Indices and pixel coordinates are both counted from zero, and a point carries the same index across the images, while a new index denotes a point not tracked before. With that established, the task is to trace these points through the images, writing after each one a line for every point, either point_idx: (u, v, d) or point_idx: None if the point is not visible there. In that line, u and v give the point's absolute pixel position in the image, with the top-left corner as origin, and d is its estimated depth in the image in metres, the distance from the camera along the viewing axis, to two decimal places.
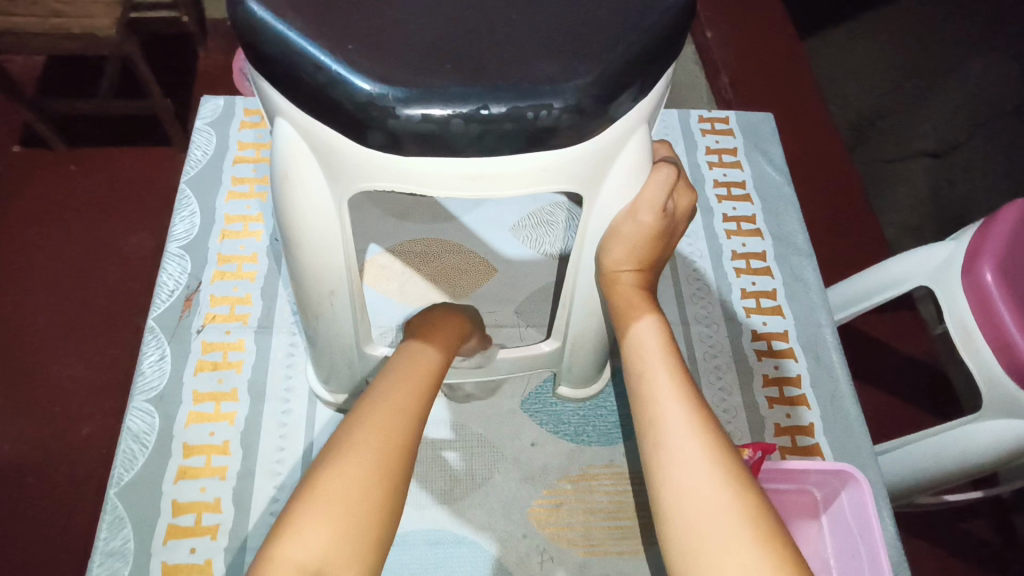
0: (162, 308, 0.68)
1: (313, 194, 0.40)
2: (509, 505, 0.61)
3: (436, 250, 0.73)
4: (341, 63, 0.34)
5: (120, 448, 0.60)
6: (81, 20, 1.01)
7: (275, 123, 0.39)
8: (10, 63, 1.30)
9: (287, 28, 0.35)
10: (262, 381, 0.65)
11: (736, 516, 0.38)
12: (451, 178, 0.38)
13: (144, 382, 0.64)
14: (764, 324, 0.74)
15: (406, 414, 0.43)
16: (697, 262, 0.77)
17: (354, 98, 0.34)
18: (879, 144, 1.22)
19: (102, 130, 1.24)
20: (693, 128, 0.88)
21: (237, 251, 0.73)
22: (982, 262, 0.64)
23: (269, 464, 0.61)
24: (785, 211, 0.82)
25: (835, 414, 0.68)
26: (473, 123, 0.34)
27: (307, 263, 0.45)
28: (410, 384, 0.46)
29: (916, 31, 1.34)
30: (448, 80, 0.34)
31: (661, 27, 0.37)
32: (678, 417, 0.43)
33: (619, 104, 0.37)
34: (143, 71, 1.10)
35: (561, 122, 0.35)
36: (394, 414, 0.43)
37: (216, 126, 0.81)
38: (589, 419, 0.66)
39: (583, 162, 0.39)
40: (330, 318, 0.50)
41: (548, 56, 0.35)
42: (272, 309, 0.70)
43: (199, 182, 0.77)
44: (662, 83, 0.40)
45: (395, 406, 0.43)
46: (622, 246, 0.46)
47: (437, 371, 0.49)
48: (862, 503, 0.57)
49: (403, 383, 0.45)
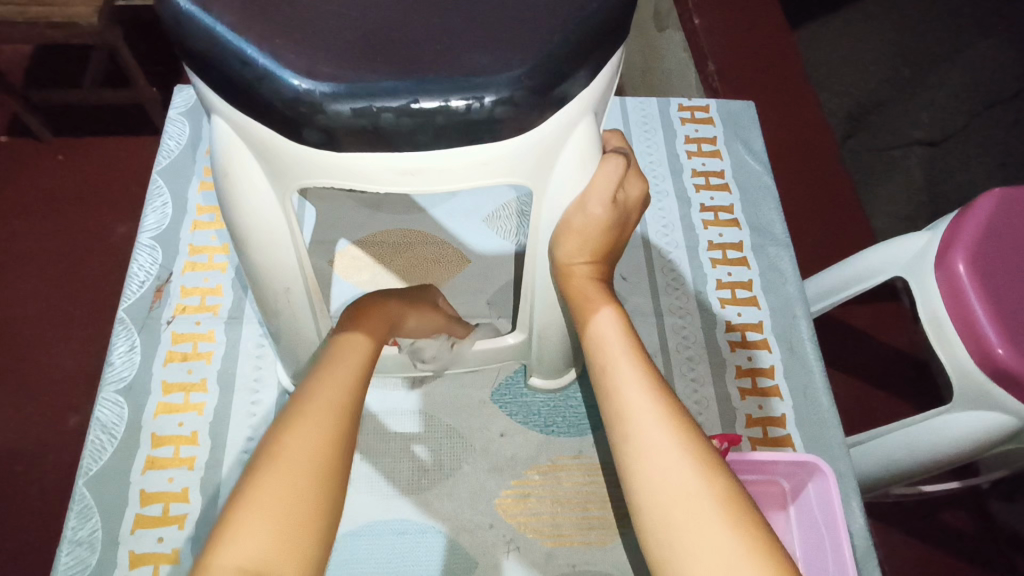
0: (133, 298, 0.68)
1: (256, 187, 0.40)
2: (476, 495, 0.61)
3: (410, 241, 0.73)
4: (270, 58, 0.34)
5: (88, 439, 0.61)
6: (63, 9, 0.99)
7: (215, 117, 0.38)
8: None
9: (215, 22, 0.34)
10: (231, 372, 0.65)
11: (709, 501, 0.38)
12: (392, 173, 0.37)
13: (113, 372, 0.64)
14: (738, 315, 0.73)
15: (339, 414, 0.42)
16: (672, 253, 0.77)
17: (283, 94, 0.34)
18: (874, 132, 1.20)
19: (88, 120, 1.23)
20: (672, 117, 0.87)
21: (208, 242, 0.73)
22: (955, 252, 0.63)
23: (236, 454, 0.61)
24: (763, 201, 0.81)
25: (806, 406, 0.68)
26: (404, 116, 0.34)
27: (258, 258, 0.44)
28: (339, 381, 0.45)
29: (914, 15, 1.31)
30: (378, 74, 0.34)
31: (604, 17, 0.37)
32: (643, 408, 0.42)
33: (559, 96, 0.37)
34: (129, 61, 1.10)
35: (497, 114, 0.35)
36: (321, 417, 0.42)
37: (189, 115, 0.80)
38: (560, 410, 0.66)
39: (526, 155, 0.39)
40: (288, 315, 0.50)
41: (485, 48, 0.35)
42: (242, 300, 0.70)
43: (172, 173, 0.77)
44: (607, 70, 0.40)
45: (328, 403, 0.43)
46: (575, 239, 0.46)
47: (367, 361, 0.48)
48: (828, 496, 0.57)
49: (334, 377, 0.45)
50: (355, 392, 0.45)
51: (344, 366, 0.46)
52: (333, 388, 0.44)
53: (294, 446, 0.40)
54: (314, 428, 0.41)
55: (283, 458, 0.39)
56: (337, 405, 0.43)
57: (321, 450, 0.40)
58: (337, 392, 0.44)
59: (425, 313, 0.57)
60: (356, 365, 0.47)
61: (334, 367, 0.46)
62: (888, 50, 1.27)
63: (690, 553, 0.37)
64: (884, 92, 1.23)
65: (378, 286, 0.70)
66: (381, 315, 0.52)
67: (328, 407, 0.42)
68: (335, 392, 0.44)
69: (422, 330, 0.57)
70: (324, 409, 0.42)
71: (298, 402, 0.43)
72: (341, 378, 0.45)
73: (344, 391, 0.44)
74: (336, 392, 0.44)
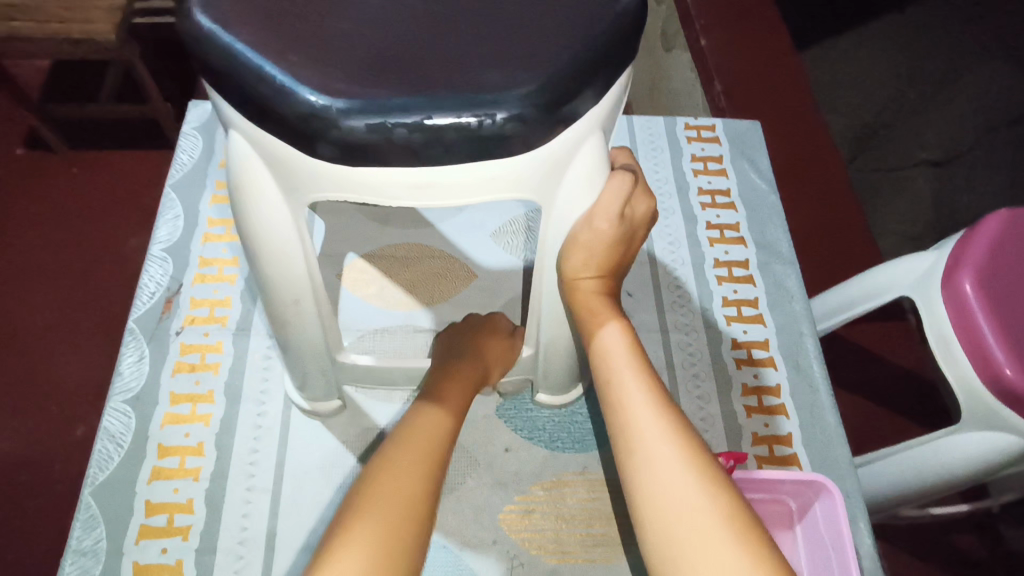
0: (143, 309, 0.69)
1: (269, 200, 0.40)
2: (479, 510, 0.60)
3: (417, 255, 0.74)
4: (286, 73, 0.34)
5: (96, 448, 0.61)
6: (80, 25, 1.02)
7: (231, 131, 0.39)
8: (16, 66, 1.32)
9: (234, 39, 0.35)
10: (239, 383, 0.66)
11: (713, 515, 0.38)
12: (403, 187, 0.38)
13: (122, 383, 0.65)
14: (744, 333, 0.73)
15: (433, 458, 0.46)
16: (678, 270, 0.77)
17: (299, 109, 0.34)
18: (883, 152, 1.20)
19: (101, 133, 1.25)
20: (679, 136, 0.88)
21: (218, 254, 0.74)
22: (962, 272, 0.63)
23: (242, 466, 0.61)
24: (769, 219, 0.81)
25: (813, 425, 0.67)
26: (417, 132, 0.35)
27: (268, 271, 0.45)
28: (433, 429, 0.49)
29: (921, 38, 1.32)
30: (391, 90, 0.34)
31: (611, 37, 0.38)
32: (648, 421, 0.42)
33: (566, 113, 0.37)
34: (144, 76, 1.12)
35: (507, 130, 0.36)
36: (421, 455, 0.46)
37: (203, 130, 0.82)
38: (564, 425, 0.65)
39: (534, 171, 0.40)
40: (297, 326, 0.51)
41: (494, 65, 0.36)
42: (251, 311, 0.70)
43: (184, 186, 0.78)
44: (615, 87, 0.41)
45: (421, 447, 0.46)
46: (581, 254, 0.46)
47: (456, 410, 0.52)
48: (835, 517, 0.56)
49: (426, 426, 0.49)
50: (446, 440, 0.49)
51: (443, 411, 0.51)
52: (433, 431, 0.48)
53: (392, 484, 0.43)
54: (412, 462, 0.45)
55: (381, 493, 0.43)
56: (432, 446, 0.47)
57: (417, 484, 0.44)
58: (436, 436, 0.48)
59: (496, 356, 0.61)
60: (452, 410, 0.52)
61: (432, 410, 0.51)
62: (895, 72, 1.28)
63: (692, 566, 0.37)
64: (891, 113, 1.23)
65: (385, 300, 0.71)
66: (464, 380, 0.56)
67: (425, 446, 0.47)
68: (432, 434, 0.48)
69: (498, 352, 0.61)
70: (420, 448, 0.47)
71: (395, 447, 0.47)
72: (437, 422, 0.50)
73: (442, 434, 0.49)
74: (433, 432, 0.48)
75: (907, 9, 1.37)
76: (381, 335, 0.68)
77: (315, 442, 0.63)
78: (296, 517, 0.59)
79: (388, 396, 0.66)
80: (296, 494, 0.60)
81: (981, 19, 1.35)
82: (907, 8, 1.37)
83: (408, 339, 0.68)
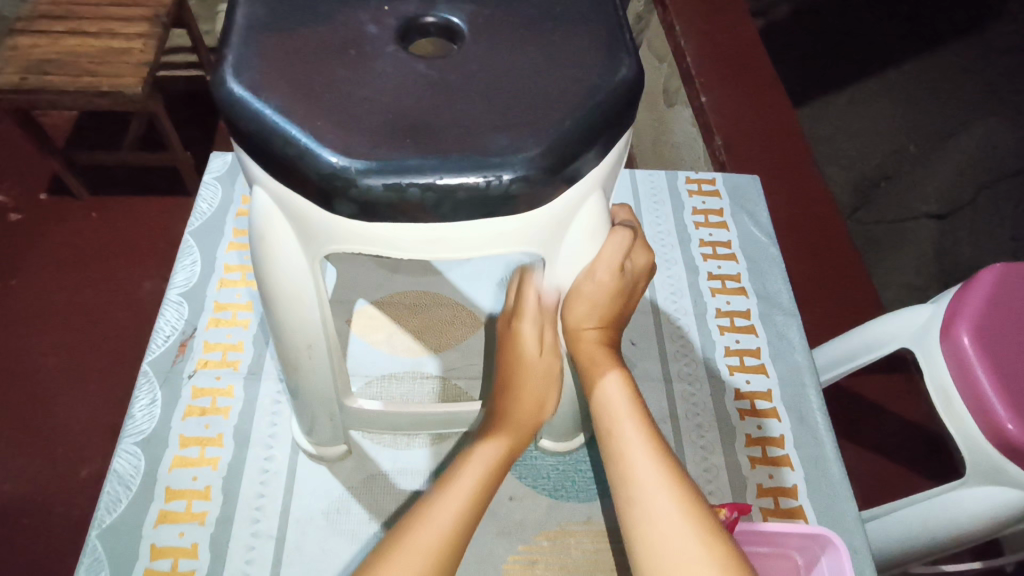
0: (158, 352, 0.71)
1: (288, 251, 0.43)
2: (482, 559, 0.60)
3: (425, 302, 0.76)
4: (310, 137, 0.37)
5: (104, 490, 0.62)
6: (109, 79, 1.07)
7: (256, 186, 0.42)
8: (45, 116, 1.39)
9: (264, 105, 0.38)
10: (248, 427, 0.67)
11: (713, 569, 0.39)
12: (414, 241, 0.40)
13: (134, 425, 0.66)
14: (747, 383, 0.74)
15: (477, 502, 0.47)
16: (681, 320, 0.79)
17: (321, 170, 0.37)
18: (884, 205, 1.23)
19: (123, 180, 1.30)
20: (680, 189, 0.91)
21: (233, 299, 0.76)
22: (959, 325, 0.64)
23: (248, 510, 0.62)
24: (769, 271, 0.83)
25: (818, 477, 0.67)
26: (429, 191, 0.37)
27: (285, 318, 0.47)
28: (484, 473, 0.48)
29: (919, 96, 1.36)
30: (407, 153, 0.37)
31: (609, 104, 0.40)
32: (647, 472, 0.43)
33: (569, 174, 0.40)
34: (166, 126, 1.16)
35: (513, 190, 0.38)
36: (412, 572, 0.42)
37: (222, 180, 0.85)
38: (568, 474, 0.66)
39: (539, 225, 0.42)
40: (308, 371, 0.52)
41: (502, 130, 0.38)
42: (261, 356, 0.72)
43: (202, 233, 0.81)
44: (616, 149, 0.43)
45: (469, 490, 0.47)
46: (583, 305, 0.48)
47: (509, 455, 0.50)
48: (842, 572, 0.55)
49: (478, 467, 0.48)
50: (493, 480, 0.48)
51: (461, 492, 0.46)
52: (477, 480, 0.48)
53: (433, 524, 0.44)
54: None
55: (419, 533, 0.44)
56: (478, 492, 0.47)
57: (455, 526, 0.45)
58: (480, 486, 0.47)
59: (539, 362, 0.53)
60: (459, 509, 0.46)
61: (462, 474, 0.48)
62: (892, 128, 1.31)
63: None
64: (891, 167, 1.26)
65: (393, 346, 0.72)
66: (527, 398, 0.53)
67: (431, 545, 0.43)
68: (443, 527, 0.44)
69: (539, 377, 0.53)
70: (426, 546, 0.43)
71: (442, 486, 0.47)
72: (440, 525, 0.45)
73: (466, 503, 0.46)
74: (428, 544, 0.43)
75: (903, 67, 1.41)
76: (389, 381, 0.70)
77: (320, 487, 0.64)
78: (299, 564, 0.59)
79: (395, 442, 0.67)
80: (300, 541, 0.60)
81: (978, 76, 1.39)
82: (902, 65, 1.41)
83: (416, 385, 0.70)
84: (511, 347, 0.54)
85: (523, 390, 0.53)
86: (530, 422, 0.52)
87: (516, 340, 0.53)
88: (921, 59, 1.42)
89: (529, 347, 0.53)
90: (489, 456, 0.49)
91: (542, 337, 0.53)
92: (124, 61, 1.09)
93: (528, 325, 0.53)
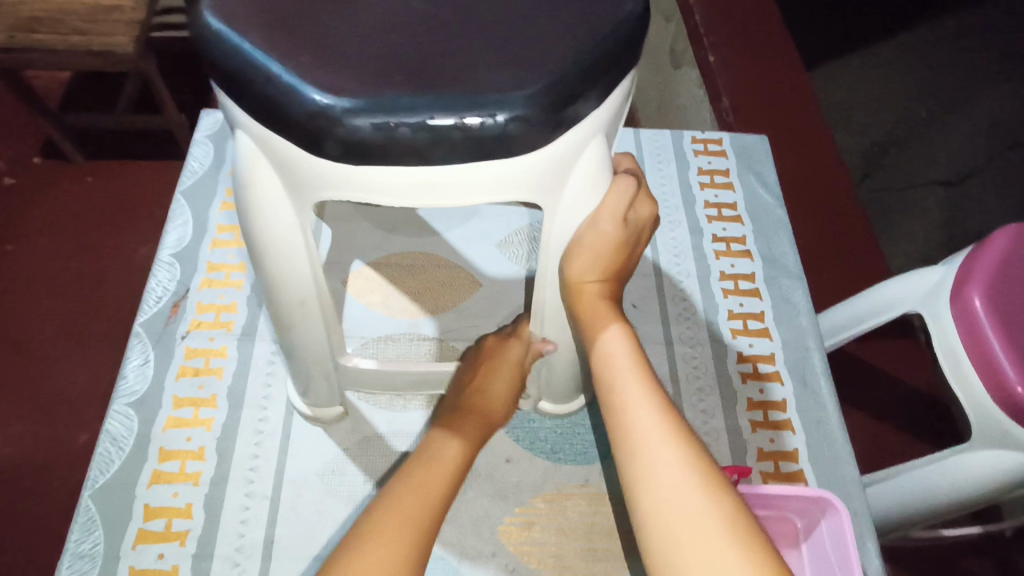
0: (149, 313, 0.70)
1: (274, 199, 0.41)
2: (478, 521, 0.60)
3: (423, 264, 0.74)
4: (294, 74, 0.35)
5: (97, 451, 0.61)
6: (99, 38, 1.04)
7: (239, 131, 0.40)
8: (36, 77, 1.35)
9: (243, 41, 0.36)
10: (242, 387, 0.66)
11: (717, 520, 0.39)
12: (405, 187, 0.39)
13: (126, 386, 0.65)
14: (750, 346, 0.72)
15: (451, 483, 0.49)
16: (683, 282, 0.77)
17: (305, 109, 0.35)
18: (895, 171, 1.19)
19: (117, 143, 1.27)
20: (686, 149, 0.88)
21: (225, 259, 0.74)
22: (971, 287, 0.62)
23: (242, 471, 0.61)
24: (775, 233, 0.81)
25: (820, 442, 0.66)
26: (420, 131, 0.35)
27: (272, 273, 0.45)
28: (456, 458, 0.51)
29: (933, 59, 1.32)
30: (397, 90, 0.35)
31: (613, 41, 0.38)
32: (650, 426, 0.43)
33: (569, 114, 0.38)
34: (160, 88, 1.13)
35: (510, 130, 0.36)
36: (407, 535, 0.43)
37: (215, 138, 0.83)
38: (566, 436, 0.65)
39: (537, 171, 0.40)
40: (300, 330, 0.51)
41: (499, 67, 0.36)
42: (255, 317, 0.71)
43: (194, 192, 0.79)
44: (618, 92, 0.41)
45: (442, 470, 0.49)
46: (586, 257, 0.47)
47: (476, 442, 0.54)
48: (842, 536, 0.54)
49: (450, 453, 0.51)
50: (463, 465, 0.51)
51: (437, 473, 0.49)
52: (447, 462, 0.50)
53: (413, 503, 0.46)
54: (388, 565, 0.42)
55: (399, 511, 0.45)
56: (451, 473, 0.49)
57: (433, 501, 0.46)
58: (450, 468, 0.49)
59: (511, 378, 0.58)
60: (437, 487, 0.47)
61: (436, 458, 0.50)
62: (905, 92, 1.27)
63: (695, 570, 0.38)
64: (902, 132, 1.22)
65: (389, 308, 0.71)
66: (495, 401, 0.57)
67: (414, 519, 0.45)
68: (424, 503, 0.46)
69: (508, 387, 0.58)
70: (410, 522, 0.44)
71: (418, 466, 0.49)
72: (425, 499, 0.46)
73: (442, 483, 0.48)
74: (410, 524, 0.44)
75: (917, 29, 1.36)
76: (385, 342, 0.68)
77: (316, 448, 0.63)
78: (295, 524, 0.59)
79: (391, 403, 0.66)
80: (294, 502, 0.60)
81: (992, 40, 1.35)
82: (916, 28, 1.36)
83: (412, 346, 0.68)
84: (495, 358, 0.59)
85: (490, 394, 0.57)
86: (495, 415, 0.57)
87: (501, 353, 0.59)
88: (936, 21, 1.37)
89: (510, 361, 0.58)
90: (459, 442, 0.52)
91: (523, 360, 0.58)
92: (114, 20, 1.05)
93: (517, 344, 0.59)
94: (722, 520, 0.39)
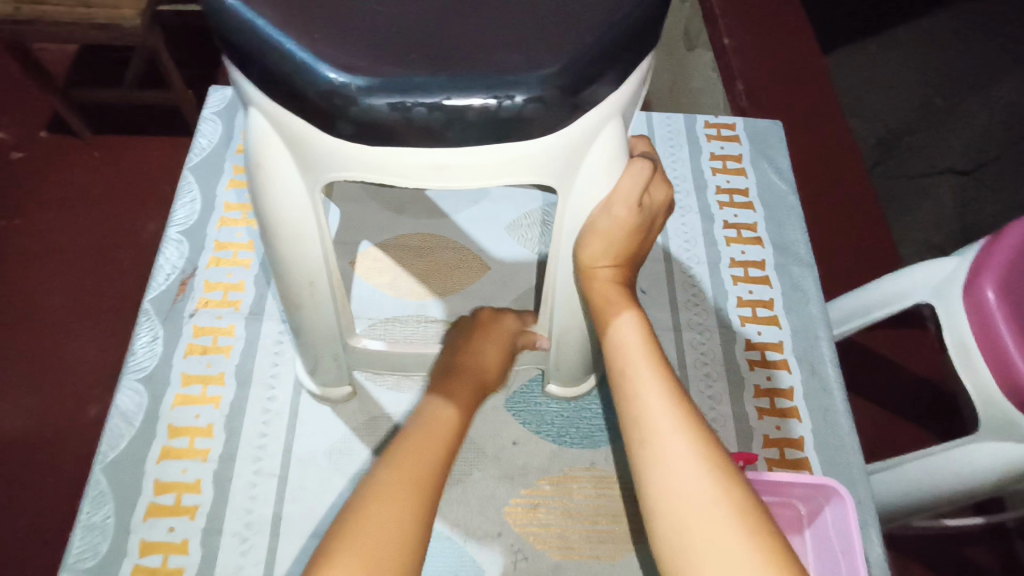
0: (158, 290, 0.70)
1: (286, 179, 0.41)
2: (485, 501, 0.60)
3: (431, 246, 0.74)
4: (308, 51, 0.35)
5: (107, 426, 0.61)
6: (107, 10, 1.02)
7: (251, 109, 0.40)
8: (43, 51, 1.34)
9: (256, 16, 0.35)
10: (250, 366, 0.66)
11: (728, 512, 0.39)
12: (418, 168, 0.38)
13: (135, 362, 0.65)
14: (758, 334, 0.72)
15: (450, 440, 0.49)
16: (693, 268, 0.76)
17: (319, 87, 0.35)
18: (908, 158, 1.17)
19: (124, 118, 1.27)
20: (698, 133, 0.87)
21: (234, 238, 0.74)
22: (986, 279, 0.61)
23: (250, 448, 0.62)
24: (787, 220, 0.80)
25: (826, 430, 0.66)
26: (436, 111, 0.35)
27: (284, 253, 0.45)
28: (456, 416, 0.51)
29: (950, 44, 1.29)
30: (413, 69, 0.34)
31: (631, 21, 0.37)
32: (662, 413, 0.43)
33: (586, 96, 0.37)
34: (166, 62, 1.12)
35: (526, 112, 0.36)
36: (411, 491, 0.44)
37: (223, 116, 0.82)
38: (573, 420, 0.65)
39: (551, 153, 0.39)
40: (310, 311, 0.51)
41: (516, 47, 0.36)
42: (263, 296, 0.71)
43: (202, 170, 0.78)
44: (636, 74, 0.40)
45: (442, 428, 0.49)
46: (599, 242, 0.46)
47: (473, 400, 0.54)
48: (846, 524, 0.54)
49: (449, 412, 0.51)
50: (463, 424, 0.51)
51: (439, 430, 0.49)
52: (447, 421, 0.50)
53: (417, 460, 0.46)
54: (392, 521, 0.42)
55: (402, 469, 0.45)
56: (452, 431, 0.50)
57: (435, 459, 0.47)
58: (449, 426, 0.50)
59: (504, 344, 0.59)
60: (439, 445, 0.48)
61: (436, 417, 0.50)
62: (921, 78, 1.25)
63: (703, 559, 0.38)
64: (917, 119, 1.20)
65: (397, 289, 0.71)
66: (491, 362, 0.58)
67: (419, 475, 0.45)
68: (427, 461, 0.46)
69: (502, 351, 0.59)
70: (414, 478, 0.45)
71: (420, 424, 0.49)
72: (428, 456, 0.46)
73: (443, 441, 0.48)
74: (413, 481, 0.44)
75: (935, 13, 1.33)
76: (392, 324, 0.68)
77: (323, 427, 0.63)
78: (302, 501, 0.59)
79: (398, 384, 0.66)
80: (302, 479, 0.60)
81: (1013, 26, 1.32)
82: (934, 12, 1.33)
83: (419, 328, 0.68)
84: (487, 326, 0.61)
85: (486, 357, 0.58)
86: (492, 377, 0.58)
87: (493, 326, 0.60)
88: (955, 6, 1.34)
89: (502, 330, 0.60)
90: (458, 401, 0.52)
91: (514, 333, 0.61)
92: None
93: (509, 317, 0.62)
94: (731, 510, 0.39)
